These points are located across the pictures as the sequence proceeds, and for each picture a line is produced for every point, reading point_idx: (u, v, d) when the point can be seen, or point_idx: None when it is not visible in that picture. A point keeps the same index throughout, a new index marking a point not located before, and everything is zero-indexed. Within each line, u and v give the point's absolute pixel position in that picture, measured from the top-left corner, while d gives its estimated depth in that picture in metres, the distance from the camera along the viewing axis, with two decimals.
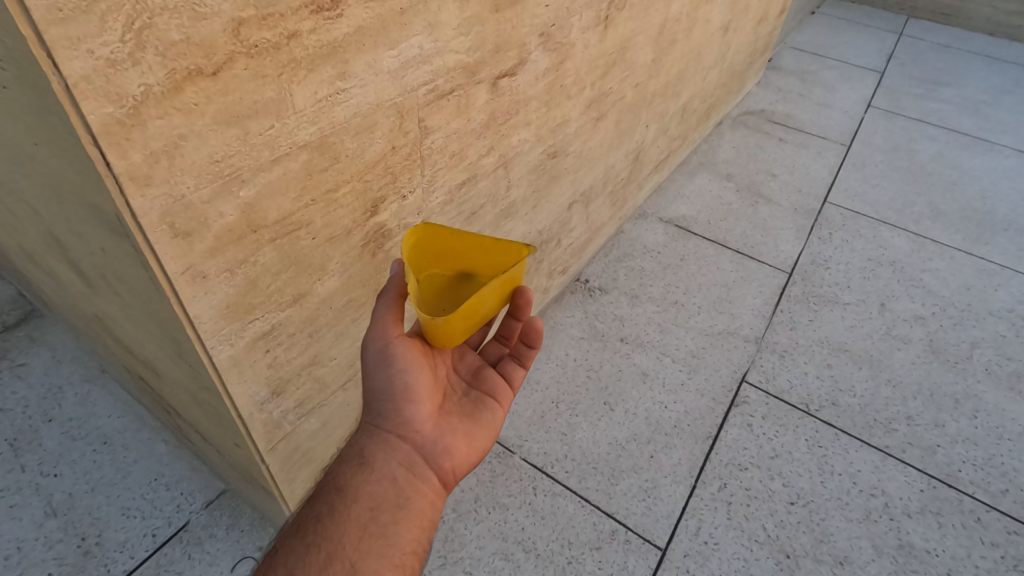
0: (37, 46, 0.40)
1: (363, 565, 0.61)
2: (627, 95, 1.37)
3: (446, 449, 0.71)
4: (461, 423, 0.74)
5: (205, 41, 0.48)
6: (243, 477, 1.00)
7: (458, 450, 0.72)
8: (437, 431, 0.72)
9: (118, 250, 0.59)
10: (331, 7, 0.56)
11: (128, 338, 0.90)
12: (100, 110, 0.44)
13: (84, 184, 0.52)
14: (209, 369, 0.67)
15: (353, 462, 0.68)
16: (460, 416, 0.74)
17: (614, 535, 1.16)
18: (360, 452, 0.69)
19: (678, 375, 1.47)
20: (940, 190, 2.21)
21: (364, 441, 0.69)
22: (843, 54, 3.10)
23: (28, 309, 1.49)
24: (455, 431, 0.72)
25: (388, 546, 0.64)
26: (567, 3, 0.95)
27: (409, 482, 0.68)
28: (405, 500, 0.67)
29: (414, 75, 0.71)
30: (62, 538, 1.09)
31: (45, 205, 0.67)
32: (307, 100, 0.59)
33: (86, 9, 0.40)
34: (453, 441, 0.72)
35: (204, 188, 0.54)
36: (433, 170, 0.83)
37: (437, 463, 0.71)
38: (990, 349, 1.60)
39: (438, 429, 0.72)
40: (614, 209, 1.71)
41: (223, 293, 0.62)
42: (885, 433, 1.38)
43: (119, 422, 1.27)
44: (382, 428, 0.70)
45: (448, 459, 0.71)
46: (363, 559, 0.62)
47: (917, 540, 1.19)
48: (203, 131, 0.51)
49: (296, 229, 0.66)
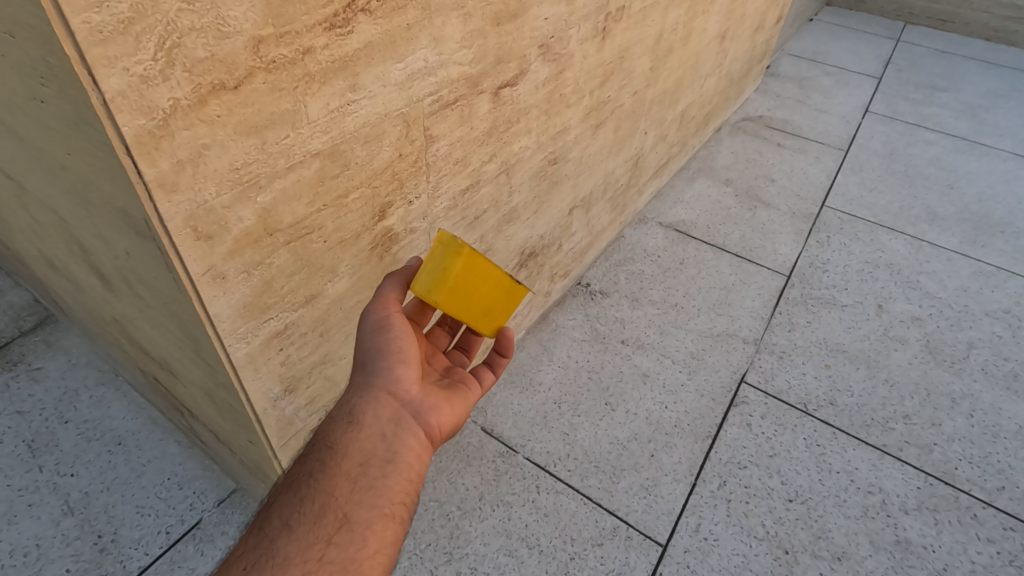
0: (79, 64, 0.44)
1: (355, 516, 0.65)
2: (625, 103, 1.41)
3: (433, 407, 0.73)
4: (442, 389, 0.76)
5: (228, 57, 0.52)
6: (254, 473, 1.04)
7: (443, 409, 0.74)
8: (423, 392, 0.73)
9: (143, 253, 0.63)
10: (343, 24, 0.60)
11: (145, 339, 0.94)
12: (133, 123, 0.48)
13: (114, 191, 0.55)
14: (227, 366, 0.71)
15: (342, 421, 0.69)
16: (440, 385, 0.77)
17: (616, 531, 1.19)
18: (349, 411, 0.70)
19: (678, 375, 1.50)
20: (937, 194, 2.24)
21: (354, 401, 0.70)
22: (841, 61, 3.14)
23: (44, 315, 1.53)
24: (437, 393, 0.75)
25: (379, 498, 0.67)
26: (565, 16, 0.99)
27: (398, 436, 0.70)
28: (394, 454, 0.69)
29: (420, 86, 0.75)
30: (79, 536, 1.12)
31: (72, 211, 0.71)
32: (320, 111, 0.63)
33: (122, 31, 0.44)
34: (437, 401, 0.74)
35: (224, 194, 0.58)
36: (437, 176, 0.87)
37: (425, 421, 0.73)
38: (986, 349, 1.63)
39: (423, 391, 0.74)
40: (614, 214, 1.75)
41: (241, 294, 0.66)
42: (883, 432, 1.41)
43: (133, 424, 1.31)
44: (372, 385, 0.71)
45: (435, 416, 0.73)
46: (355, 510, 0.65)
47: (914, 536, 1.21)
48: (224, 140, 0.55)
49: (308, 233, 0.70)
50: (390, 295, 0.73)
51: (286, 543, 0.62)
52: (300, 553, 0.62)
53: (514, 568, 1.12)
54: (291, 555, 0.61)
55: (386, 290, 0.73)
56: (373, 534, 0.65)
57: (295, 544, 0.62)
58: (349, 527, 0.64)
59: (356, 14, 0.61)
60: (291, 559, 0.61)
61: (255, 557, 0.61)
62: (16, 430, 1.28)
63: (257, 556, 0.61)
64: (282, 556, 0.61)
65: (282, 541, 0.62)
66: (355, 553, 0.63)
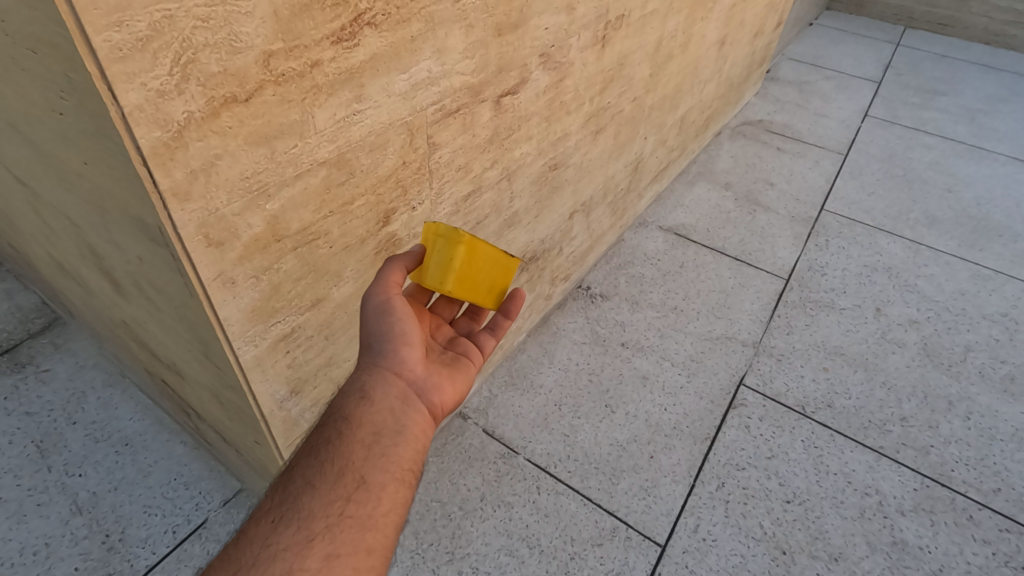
0: (100, 80, 0.46)
1: (371, 479, 0.66)
2: (625, 109, 1.43)
3: (436, 386, 0.75)
4: (445, 367, 0.78)
5: (240, 71, 0.54)
6: (259, 474, 1.06)
7: (445, 388, 0.76)
8: (426, 371, 0.76)
9: (156, 259, 0.65)
10: (349, 38, 0.62)
11: (153, 341, 0.96)
12: (150, 135, 0.50)
13: (130, 199, 0.58)
14: (235, 368, 0.73)
15: (354, 395, 0.71)
16: (443, 362, 0.79)
17: (615, 532, 1.20)
18: (360, 386, 0.72)
19: (677, 378, 1.51)
20: (936, 197, 2.26)
21: (363, 377, 0.72)
22: (840, 65, 3.16)
23: (52, 317, 1.55)
24: (440, 372, 0.77)
25: (392, 463, 0.68)
26: (566, 26, 1.01)
27: (405, 413, 0.72)
28: (403, 426, 0.71)
29: (423, 96, 0.77)
30: (88, 535, 1.14)
31: (86, 218, 0.73)
32: (327, 121, 0.65)
33: (141, 49, 0.46)
34: (440, 379, 0.77)
35: (235, 202, 0.60)
36: (440, 183, 0.89)
37: (429, 399, 0.75)
38: (984, 352, 1.64)
39: (427, 369, 0.76)
40: (615, 218, 1.77)
41: (249, 298, 0.68)
42: (880, 434, 1.42)
43: (140, 425, 1.33)
44: (379, 365, 0.73)
45: (438, 395, 0.75)
46: (371, 472, 0.67)
47: (910, 537, 1.23)
48: (235, 151, 0.57)
49: (315, 239, 0.72)
50: (391, 278, 0.73)
51: (309, 500, 0.64)
52: (321, 508, 0.64)
53: (515, 567, 1.14)
54: (314, 511, 0.63)
55: (388, 274, 0.73)
56: (387, 494, 0.67)
57: (317, 500, 0.64)
58: (365, 488, 0.66)
59: (362, 28, 0.63)
60: (313, 515, 0.63)
61: (281, 512, 0.63)
62: (25, 431, 1.31)
63: (283, 510, 0.63)
64: (305, 511, 0.63)
65: (305, 498, 0.64)
66: (371, 511, 0.65)
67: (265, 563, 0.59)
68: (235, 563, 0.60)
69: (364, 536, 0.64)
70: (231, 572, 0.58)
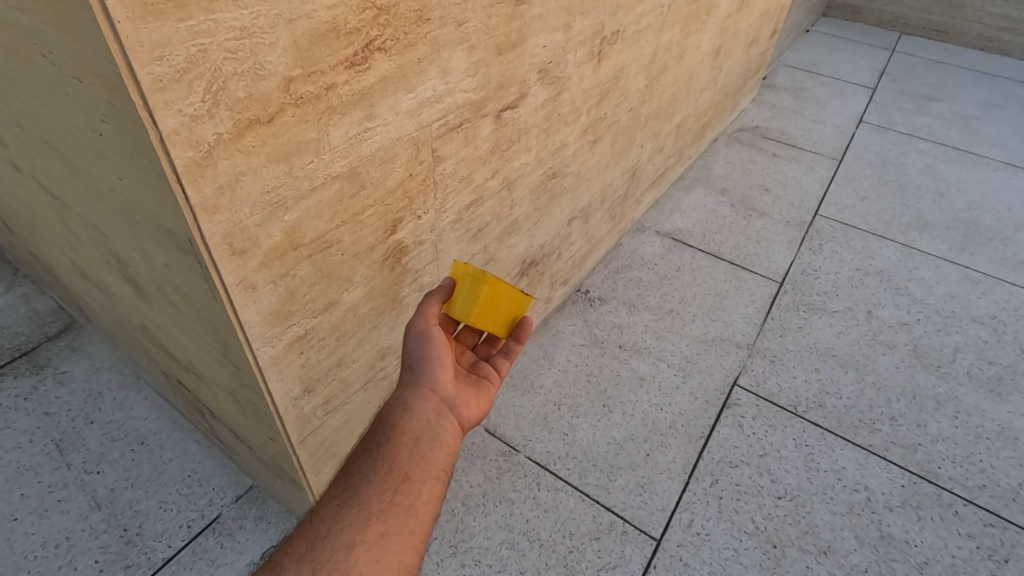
0: (142, 107, 0.51)
1: (414, 474, 0.71)
2: (621, 119, 1.48)
3: (465, 401, 0.81)
4: (471, 386, 0.83)
5: (263, 96, 0.59)
6: (272, 470, 1.11)
7: (472, 404, 0.81)
8: (457, 389, 0.81)
9: (182, 267, 0.70)
10: (361, 62, 0.67)
11: (172, 344, 1.01)
12: (183, 155, 0.55)
13: (161, 212, 0.63)
14: (254, 368, 0.78)
15: (397, 407, 0.76)
16: (470, 382, 0.84)
17: (612, 526, 1.25)
18: (402, 400, 0.77)
19: (673, 379, 1.56)
20: (928, 202, 2.30)
21: (404, 393, 0.78)
22: (836, 71, 3.21)
23: (68, 321, 1.61)
24: (468, 390, 0.82)
25: (430, 463, 0.73)
26: (563, 43, 1.06)
27: (439, 423, 0.77)
28: (438, 434, 0.76)
29: (429, 113, 0.82)
30: (106, 529, 1.19)
31: (114, 227, 0.79)
32: (340, 138, 0.70)
33: (178, 79, 0.52)
34: (467, 396, 0.82)
35: (257, 214, 0.65)
36: (444, 193, 0.95)
37: (459, 413, 0.80)
38: (972, 354, 1.68)
39: (457, 387, 0.81)
40: (612, 224, 1.82)
41: (268, 302, 0.73)
42: (869, 432, 1.47)
43: (154, 424, 1.38)
44: (417, 383, 0.78)
45: (466, 409, 0.80)
46: (414, 469, 0.72)
47: (897, 531, 1.27)
48: (258, 167, 0.62)
49: (328, 247, 0.77)
50: (428, 310, 0.82)
51: (366, 487, 0.70)
52: (376, 494, 0.69)
53: (516, 560, 1.18)
54: (370, 497, 0.69)
55: (426, 304, 0.82)
56: (427, 488, 0.71)
57: (372, 488, 0.70)
58: (409, 482, 0.71)
59: (372, 53, 0.68)
60: (369, 500, 0.69)
61: (344, 496, 0.70)
62: (45, 430, 1.36)
63: (345, 494, 0.70)
64: (363, 497, 0.69)
65: (362, 486, 0.70)
66: (413, 500, 0.70)
67: (334, 537, 0.66)
68: (311, 534, 0.67)
69: (408, 520, 0.69)
70: (306, 542, 0.66)
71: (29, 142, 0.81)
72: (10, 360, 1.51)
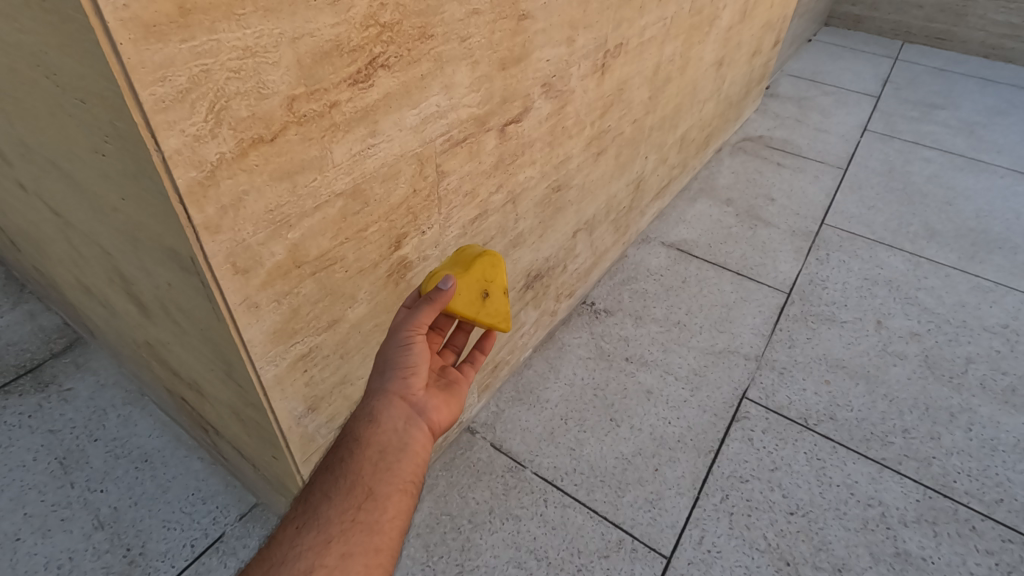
0: (144, 128, 0.51)
1: (378, 489, 0.69)
2: (625, 131, 1.48)
3: (436, 406, 0.77)
4: (444, 391, 0.79)
5: (266, 114, 0.59)
6: (276, 489, 1.10)
7: (444, 411, 0.78)
8: (428, 394, 0.77)
9: (186, 286, 0.69)
10: (364, 80, 0.67)
11: (175, 360, 1.00)
12: (186, 175, 0.55)
13: (165, 232, 0.63)
14: (257, 387, 0.77)
15: (362, 418, 0.72)
16: (441, 386, 0.80)
17: (621, 544, 1.23)
18: (369, 410, 0.73)
19: (681, 392, 1.54)
20: (935, 210, 2.29)
21: (371, 403, 0.74)
22: (839, 80, 3.20)
23: (74, 337, 1.61)
24: (439, 394, 0.78)
25: (396, 476, 0.71)
26: (566, 57, 1.06)
27: (409, 432, 0.73)
28: (407, 444, 0.73)
29: (433, 128, 0.82)
30: (109, 549, 1.18)
31: (118, 246, 0.79)
32: (344, 155, 0.70)
33: (180, 100, 0.52)
34: (438, 401, 0.78)
35: (260, 232, 0.65)
36: (448, 209, 0.94)
37: (429, 419, 0.76)
38: (985, 364, 1.66)
39: (427, 393, 0.77)
40: (617, 235, 1.81)
41: (271, 321, 0.72)
42: (882, 446, 1.44)
43: (158, 441, 1.37)
44: (386, 390, 0.74)
45: (437, 416, 0.77)
46: (378, 484, 0.70)
47: (913, 548, 1.24)
48: (261, 185, 0.62)
49: (332, 264, 0.76)
50: (420, 319, 0.76)
51: (327, 507, 0.68)
52: (336, 515, 0.67)
53: None
54: (331, 516, 0.67)
55: (420, 317, 0.76)
56: (393, 503, 0.69)
57: (333, 508, 0.68)
58: (373, 497, 0.69)
59: (376, 70, 0.68)
60: (330, 520, 0.67)
61: (303, 518, 0.68)
62: (49, 448, 1.35)
63: (304, 517, 0.68)
64: (323, 518, 0.67)
65: (322, 506, 0.68)
66: (378, 517, 0.68)
67: (291, 562, 0.64)
68: (268, 560, 0.65)
69: (373, 539, 0.67)
70: (262, 570, 0.64)
71: (33, 160, 0.81)
72: (15, 376, 1.51)
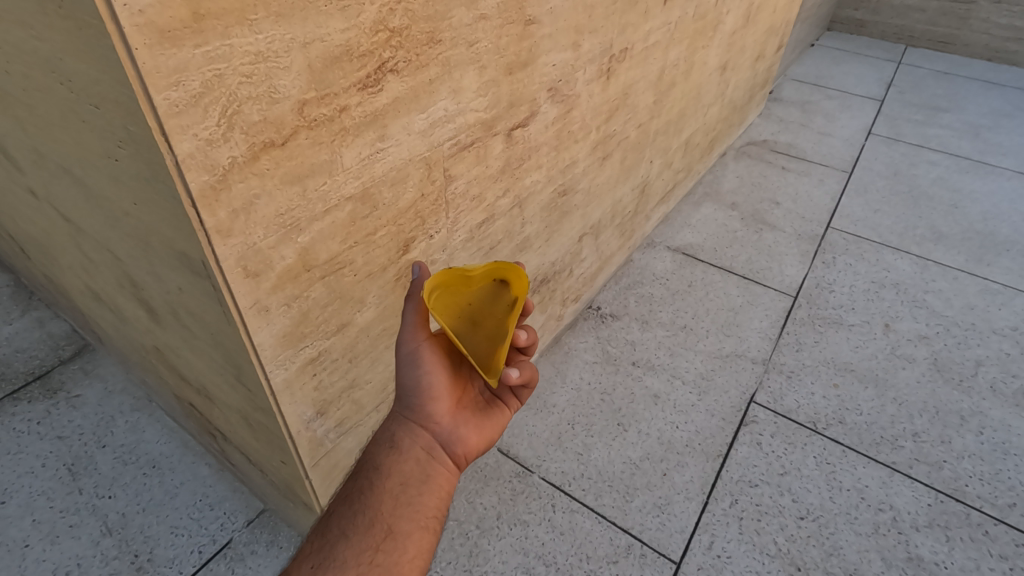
0: (158, 132, 0.52)
1: (398, 527, 0.70)
2: (630, 135, 1.48)
3: (460, 437, 0.78)
4: (473, 418, 0.80)
5: (278, 119, 0.59)
6: (284, 494, 1.09)
7: (469, 440, 0.78)
8: (454, 422, 0.78)
9: (196, 290, 0.70)
10: (374, 84, 0.68)
11: (184, 366, 1.01)
12: (199, 179, 0.56)
13: (176, 236, 0.63)
14: (267, 391, 0.78)
15: (385, 445, 0.76)
16: (473, 412, 0.81)
17: (630, 549, 1.22)
18: (390, 436, 0.76)
19: (688, 396, 1.53)
20: (942, 213, 2.28)
21: (391, 430, 0.77)
22: (842, 84, 3.20)
23: (81, 344, 1.62)
24: (467, 422, 0.79)
25: (418, 511, 0.72)
26: (572, 61, 1.07)
27: (430, 463, 0.75)
28: (429, 476, 0.74)
29: (440, 132, 0.82)
30: (117, 555, 1.18)
31: (128, 252, 0.79)
32: (353, 159, 0.70)
33: (193, 104, 0.52)
34: (465, 431, 0.79)
35: (270, 236, 0.65)
36: (456, 212, 0.94)
37: (452, 450, 0.78)
38: (995, 367, 1.65)
39: (454, 421, 0.78)
40: (623, 239, 1.82)
41: (281, 324, 0.73)
42: (892, 450, 1.43)
43: (166, 448, 1.37)
44: (408, 419, 0.77)
45: (461, 446, 0.78)
46: (398, 522, 0.71)
47: (926, 553, 1.23)
48: (272, 190, 0.62)
49: (341, 267, 0.77)
50: (414, 325, 0.76)
51: (344, 547, 0.68)
52: (353, 556, 0.67)
53: None
54: (347, 558, 0.67)
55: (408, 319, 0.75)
56: (414, 541, 0.70)
57: (350, 548, 0.68)
58: (392, 537, 0.69)
59: (385, 74, 0.69)
60: (346, 561, 0.67)
61: (320, 559, 0.67)
62: (57, 455, 1.35)
63: (321, 557, 0.68)
64: (340, 559, 0.67)
65: (339, 546, 0.68)
66: (398, 557, 0.68)
67: None
68: None
69: None
70: None
71: (45, 167, 0.82)
72: (24, 384, 1.51)
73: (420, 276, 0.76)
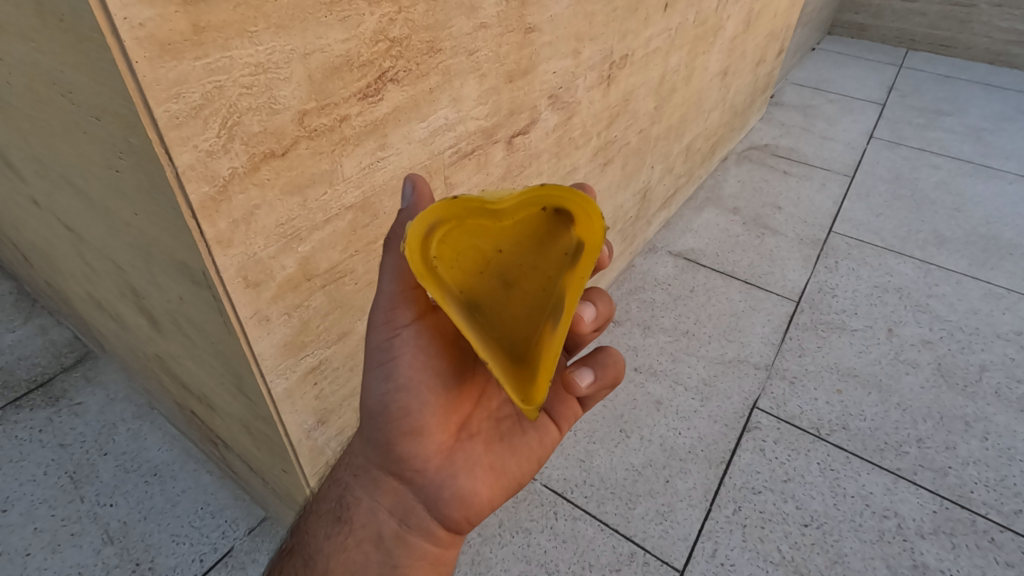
0: (158, 144, 0.52)
1: None
2: (631, 141, 1.48)
3: (450, 492, 0.70)
4: (470, 467, 0.72)
5: (278, 129, 0.59)
6: (285, 502, 1.09)
7: (462, 498, 0.71)
8: (443, 473, 0.71)
9: (197, 299, 0.70)
10: (374, 94, 0.68)
11: (185, 374, 1.00)
12: (199, 190, 0.56)
13: (176, 246, 0.63)
14: (267, 400, 0.77)
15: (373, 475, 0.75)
16: (472, 461, 0.72)
17: (633, 557, 1.21)
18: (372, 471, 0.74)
19: (690, 402, 1.53)
20: (945, 218, 2.27)
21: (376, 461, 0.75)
22: (843, 88, 3.20)
23: (84, 351, 1.62)
24: (461, 475, 0.71)
25: None
26: (572, 68, 1.07)
27: (401, 542, 0.72)
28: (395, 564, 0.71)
29: (441, 141, 0.82)
30: (118, 564, 1.18)
31: (129, 261, 0.79)
32: (354, 168, 0.70)
33: (193, 116, 0.52)
34: (459, 486, 0.71)
35: (271, 246, 0.65)
36: None
37: (440, 510, 0.71)
38: (999, 371, 1.64)
39: (446, 471, 0.71)
40: (625, 244, 1.81)
41: (282, 334, 0.72)
42: (896, 456, 1.42)
43: (167, 456, 1.37)
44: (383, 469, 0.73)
45: (450, 507, 0.71)
46: None
47: (931, 560, 1.22)
48: (273, 200, 0.63)
49: (341, 276, 0.77)
50: (392, 298, 0.67)
51: None
52: None
53: None
54: None
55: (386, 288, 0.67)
56: None
57: None
58: None
59: (385, 84, 0.69)
60: None
61: None
62: (59, 462, 1.35)
63: None
64: None
65: None
66: None
67: None
68: None
69: None
70: None
71: (46, 177, 0.82)
72: (26, 391, 1.52)
73: (410, 206, 0.63)
